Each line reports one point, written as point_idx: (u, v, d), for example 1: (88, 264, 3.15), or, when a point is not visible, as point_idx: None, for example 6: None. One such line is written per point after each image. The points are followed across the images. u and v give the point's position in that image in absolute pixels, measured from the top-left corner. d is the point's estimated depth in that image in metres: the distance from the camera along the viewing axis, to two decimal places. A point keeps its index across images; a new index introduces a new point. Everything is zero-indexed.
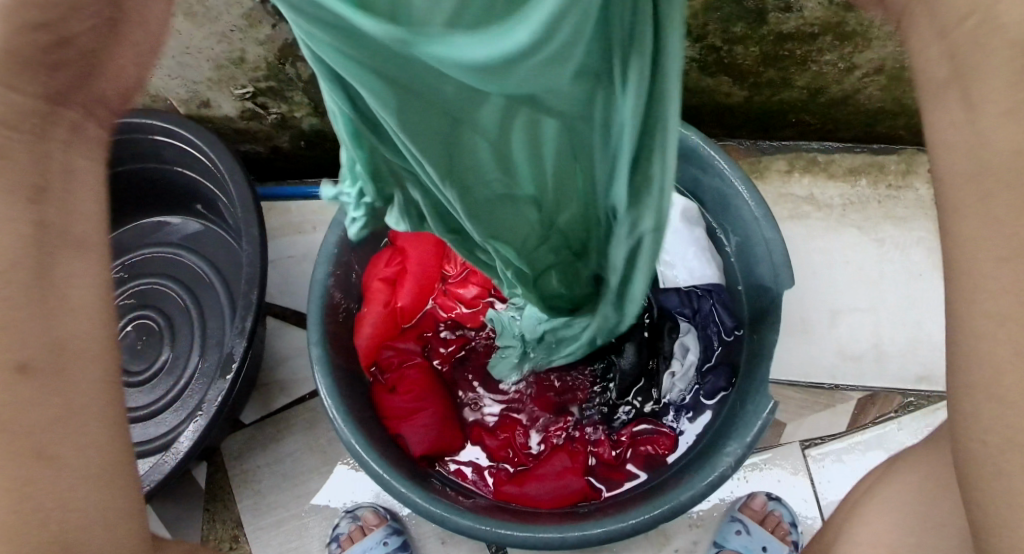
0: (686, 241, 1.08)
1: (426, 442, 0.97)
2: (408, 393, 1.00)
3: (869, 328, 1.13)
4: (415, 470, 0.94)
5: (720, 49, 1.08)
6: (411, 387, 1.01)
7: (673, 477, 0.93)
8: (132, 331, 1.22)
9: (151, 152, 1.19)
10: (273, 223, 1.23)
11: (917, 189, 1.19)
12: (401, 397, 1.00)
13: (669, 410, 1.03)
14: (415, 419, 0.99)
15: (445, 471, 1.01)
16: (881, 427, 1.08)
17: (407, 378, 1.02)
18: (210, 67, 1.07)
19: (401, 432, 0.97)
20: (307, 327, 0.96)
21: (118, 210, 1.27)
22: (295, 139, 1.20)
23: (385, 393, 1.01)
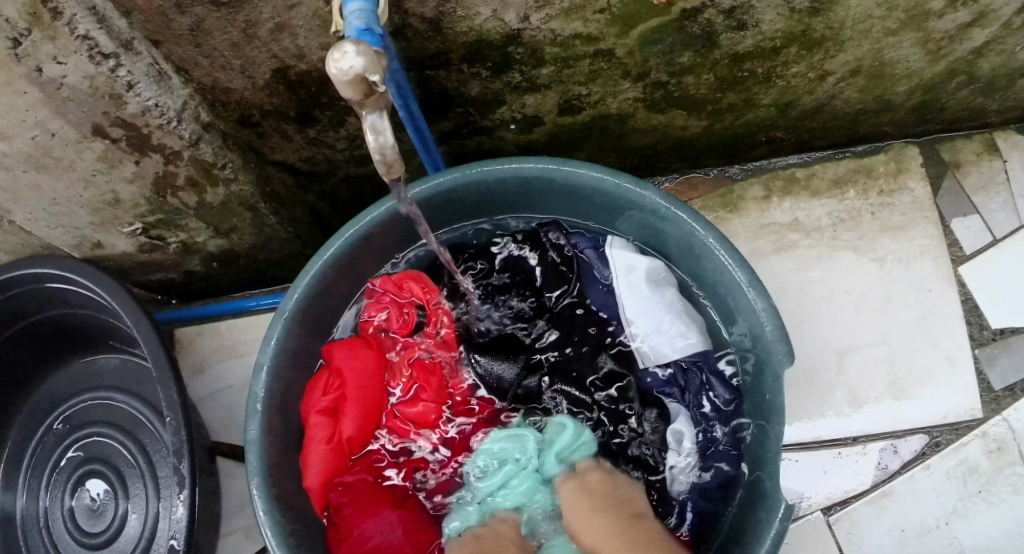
0: (660, 308, 0.95)
1: None
2: (356, 531, 0.88)
3: (881, 362, 1.01)
4: None
5: (666, 83, 0.92)
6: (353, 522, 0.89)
7: None
8: (84, 491, 1.12)
9: (59, 298, 1.07)
10: (205, 350, 1.10)
11: (913, 190, 1.04)
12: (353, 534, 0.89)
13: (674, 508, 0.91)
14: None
15: None
16: (909, 475, 0.98)
17: (356, 511, 0.90)
18: (86, 212, 0.95)
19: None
20: (251, 493, 0.86)
21: (42, 359, 1.15)
22: (208, 260, 1.06)
23: (342, 538, 0.89)
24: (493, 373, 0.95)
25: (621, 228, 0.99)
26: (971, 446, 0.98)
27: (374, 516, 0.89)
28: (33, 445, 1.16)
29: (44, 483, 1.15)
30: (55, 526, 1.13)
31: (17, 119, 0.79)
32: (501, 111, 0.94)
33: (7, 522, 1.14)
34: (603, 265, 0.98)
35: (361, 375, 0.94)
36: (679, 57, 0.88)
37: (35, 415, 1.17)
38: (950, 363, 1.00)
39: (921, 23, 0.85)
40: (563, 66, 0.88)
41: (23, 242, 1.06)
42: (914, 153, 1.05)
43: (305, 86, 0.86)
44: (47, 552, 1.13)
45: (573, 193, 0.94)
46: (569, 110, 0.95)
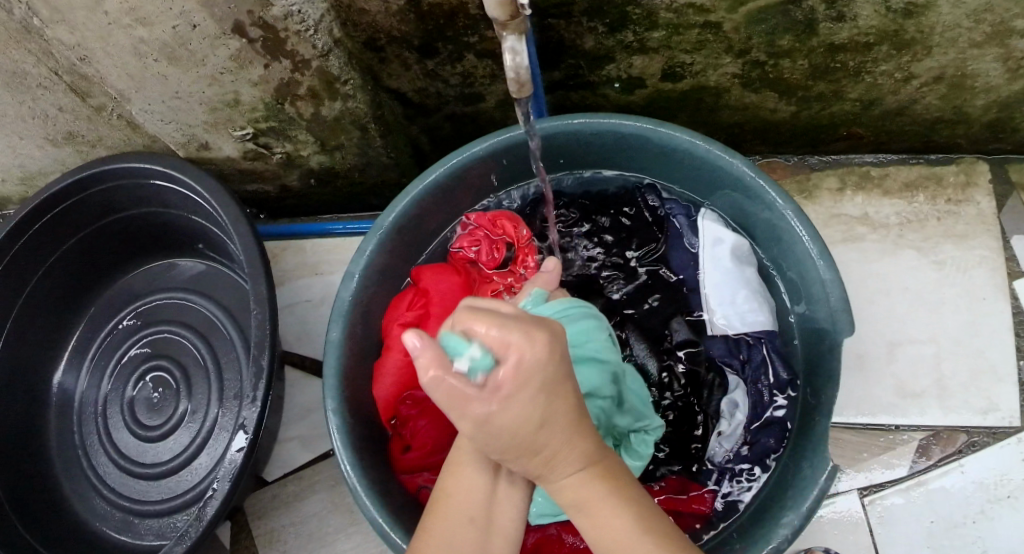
0: (737, 281, 0.99)
1: None
2: (430, 443, 0.96)
3: (933, 360, 1.05)
4: None
5: (764, 63, 0.98)
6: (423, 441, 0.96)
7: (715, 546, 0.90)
8: (146, 384, 1.17)
9: (156, 197, 1.12)
10: (288, 265, 1.15)
11: (979, 203, 1.09)
12: (426, 445, 0.96)
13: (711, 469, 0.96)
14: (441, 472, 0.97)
15: None
16: (944, 469, 1.01)
17: (428, 425, 0.96)
18: (203, 110, 1.00)
19: (421, 486, 0.96)
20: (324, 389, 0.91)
21: (129, 254, 1.22)
22: (305, 176, 1.12)
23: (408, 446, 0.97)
24: None
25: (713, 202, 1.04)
26: (1006, 450, 1.01)
27: (443, 432, 0.97)
28: (102, 336, 1.22)
29: (106, 373, 1.20)
30: (110, 415, 1.18)
31: (164, 7, 0.84)
32: (609, 68, 1.00)
33: (66, 406, 1.19)
34: (692, 233, 1.03)
35: (446, 298, 1.00)
36: (779, 40, 0.94)
37: (112, 304, 1.23)
38: (997, 372, 1.04)
39: (1005, 40, 0.92)
40: (673, 33, 0.93)
41: (130, 138, 1.13)
42: (984, 169, 1.10)
43: (433, 17, 0.91)
44: (100, 439, 1.17)
45: (666, 157, 1.00)
46: (670, 77, 1.01)
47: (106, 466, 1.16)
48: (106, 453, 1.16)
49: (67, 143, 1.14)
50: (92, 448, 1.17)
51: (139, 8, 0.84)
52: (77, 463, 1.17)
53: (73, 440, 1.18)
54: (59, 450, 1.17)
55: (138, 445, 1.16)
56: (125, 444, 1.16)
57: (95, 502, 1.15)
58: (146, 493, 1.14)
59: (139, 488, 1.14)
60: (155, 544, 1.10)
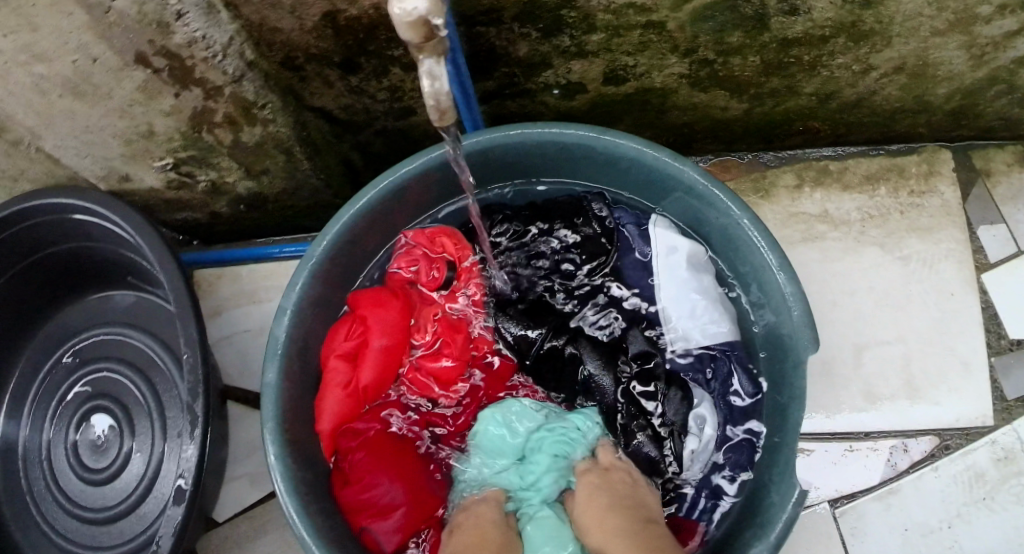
0: (695, 293, 0.95)
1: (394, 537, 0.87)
2: (366, 477, 0.88)
3: (899, 361, 1.01)
4: None
5: (711, 62, 0.92)
6: (362, 476, 0.89)
7: None
8: (90, 424, 1.12)
9: (81, 231, 1.06)
10: (224, 294, 1.10)
11: (942, 193, 1.04)
12: (365, 479, 0.88)
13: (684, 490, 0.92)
14: (381, 511, 0.88)
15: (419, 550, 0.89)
16: (917, 475, 0.97)
17: (368, 458, 0.89)
18: (118, 142, 0.93)
19: (362, 527, 0.88)
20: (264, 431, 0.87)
21: (60, 289, 1.16)
22: (234, 203, 1.05)
23: (348, 482, 0.90)
24: (515, 334, 0.96)
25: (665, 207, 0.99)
26: (980, 452, 0.98)
27: (384, 463, 0.89)
28: (43, 376, 1.16)
29: (49, 416, 1.15)
30: (56, 459, 1.13)
31: (58, 42, 0.77)
32: (546, 75, 0.93)
33: (10, 452, 1.14)
34: (644, 243, 0.98)
35: (384, 327, 0.94)
36: (728, 36, 0.88)
37: (47, 343, 1.17)
38: (966, 369, 1.01)
39: (969, 27, 0.86)
40: (613, 35, 0.87)
41: (50, 171, 1.06)
42: (947, 157, 1.05)
43: (353, 33, 0.84)
44: (47, 486, 1.12)
45: (612, 163, 0.94)
46: (613, 80, 0.94)
47: (54, 514, 1.11)
48: (55, 499, 1.11)
49: None
50: (40, 496, 1.12)
51: (33, 45, 0.76)
52: (25, 511, 1.12)
53: (20, 488, 1.12)
54: (7, 498, 1.12)
55: (85, 490, 1.11)
56: (72, 490, 1.11)
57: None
58: (98, 539, 1.09)
59: (89, 535, 1.10)
60: None
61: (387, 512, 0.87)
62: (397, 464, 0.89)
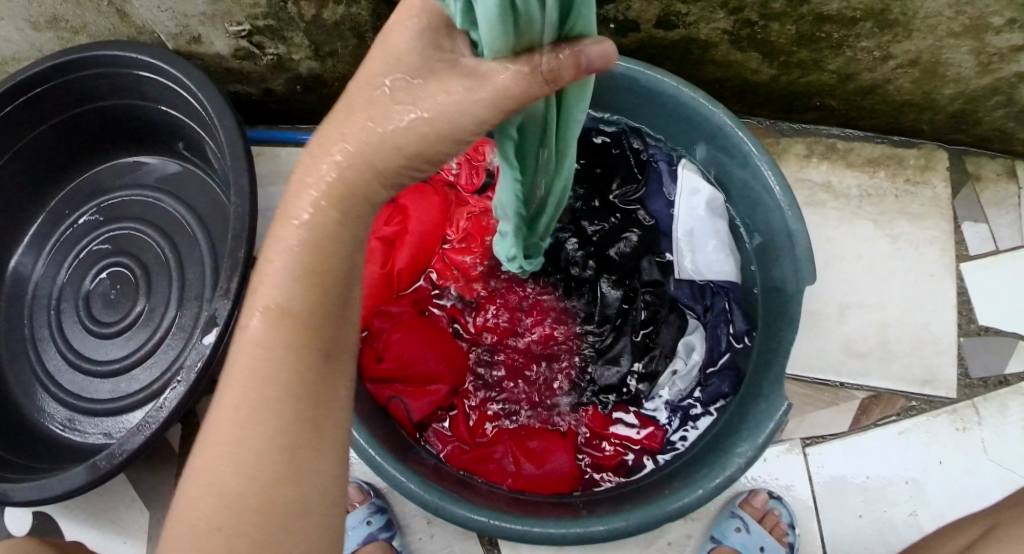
0: (708, 232, 1.01)
1: (425, 409, 0.95)
2: (405, 353, 0.96)
3: (879, 324, 1.10)
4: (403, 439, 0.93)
5: (754, 24, 1.02)
6: (397, 353, 0.96)
7: (658, 482, 0.91)
8: (104, 279, 1.16)
9: (137, 89, 1.11)
10: (262, 170, 1.14)
11: (934, 186, 1.16)
12: (402, 357, 0.96)
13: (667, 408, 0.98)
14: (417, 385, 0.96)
15: (435, 429, 0.97)
16: (881, 429, 1.06)
17: (403, 336, 0.97)
18: (205, 1, 0.99)
19: (389, 397, 0.95)
20: None
21: (99, 146, 1.20)
22: (291, 83, 1.12)
23: (379, 358, 0.97)
24: None
25: (695, 154, 1.05)
26: (939, 419, 1.07)
27: (418, 344, 0.97)
28: (63, 229, 1.21)
29: (64, 264, 1.19)
30: (65, 310, 1.16)
31: None
32: (607, 9, 1.01)
33: (19, 296, 1.18)
34: (671, 182, 1.05)
35: (423, 219, 1.02)
36: (773, 3, 0.98)
37: (75, 197, 1.21)
38: (937, 345, 1.10)
39: (980, 34, 0.98)
40: None
41: (115, 27, 1.10)
42: (942, 156, 1.17)
43: None
44: (51, 335, 1.16)
45: (650, 99, 1.01)
46: (664, 25, 1.03)
47: (54, 360, 1.15)
48: (56, 346, 1.15)
49: (45, 27, 1.11)
50: (43, 342, 1.16)
51: None
52: (24, 356, 1.16)
53: (22, 332, 1.16)
54: (8, 344, 1.16)
55: (89, 341, 1.14)
56: (77, 341, 1.15)
57: (42, 399, 1.14)
58: (95, 390, 1.13)
59: (88, 384, 1.13)
60: (101, 441, 1.10)
61: (421, 387, 0.96)
62: (431, 344, 0.97)
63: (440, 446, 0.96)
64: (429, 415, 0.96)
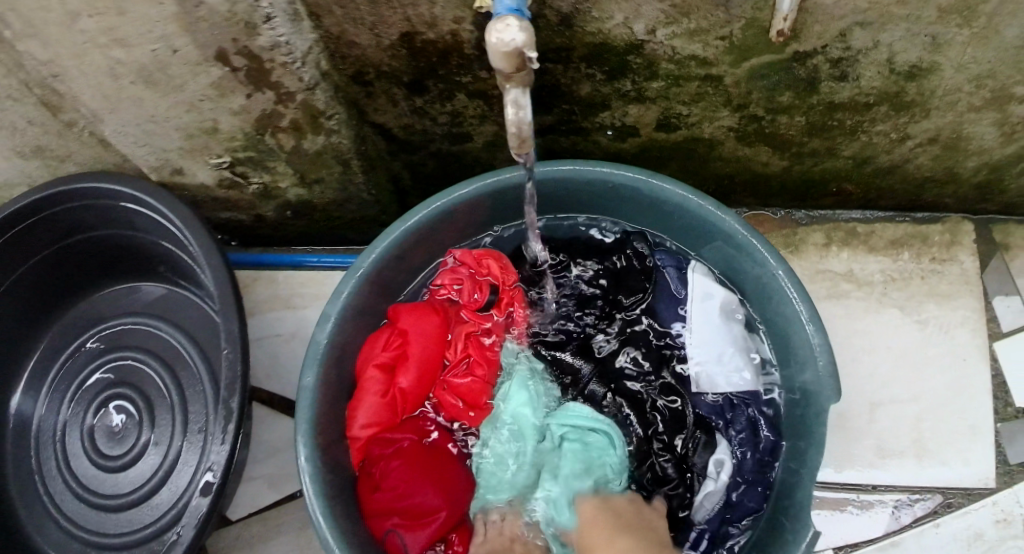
0: (724, 338, 0.99)
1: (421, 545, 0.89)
2: (403, 485, 0.91)
3: (912, 423, 1.04)
4: None
5: (761, 118, 0.96)
6: (397, 483, 0.91)
7: None
8: (109, 411, 1.13)
9: (124, 219, 1.07)
10: (259, 297, 1.12)
11: (962, 262, 1.09)
12: (401, 488, 0.91)
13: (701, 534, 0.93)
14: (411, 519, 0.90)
15: None
16: (920, 529, 1.00)
17: (402, 467, 0.92)
18: (180, 136, 0.94)
19: (388, 530, 0.89)
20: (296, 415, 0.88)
21: (91, 276, 1.17)
22: (283, 209, 1.07)
23: (377, 489, 0.92)
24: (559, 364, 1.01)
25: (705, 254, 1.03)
26: (981, 513, 1.01)
27: (419, 475, 0.92)
28: (64, 358, 1.17)
29: (65, 399, 1.15)
30: (70, 442, 1.14)
31: (143, 30, 0.77)
32: (602, 116, 0.97)
33: (22, 431, 1.14)
34: (681, 286, 1.02)
35: (423, 338, 0.98)
36: (779, 96, 0.93)
37: (71, 328, 1.18)
38: (974, 432, 1.04)
39: (1003, 105, 0.93)
40: (673, 84, 0.92)
41: (98, 156, 1.05)
42: (968, 228, 1.11)
43: (426, 56, 0.86)
44: (59, 468, 1.13)
45: (655, 206, 0.98)
46: (666, 127, 0.98)
47: (63, 496, 1.12)
48: (65, 481, 1.12)
49: (33, 157, 1.05)
50: (49, 477, 1.13)
51: (116, 29, 0.77)
52: (31, 491, 1.12)
53: (28, 466, 1.13)
54: (15, 476, 1.12)
55: (98, 476, 1.12)
56: (85, 476, 1.12)
57: (51, 537, 1.10)
58: (106, 526, 1.10)
59: (100, 520, 1.11)
60: None
61: (419, 522, 0.90)
62: (430, 476, 0.92)
63: None
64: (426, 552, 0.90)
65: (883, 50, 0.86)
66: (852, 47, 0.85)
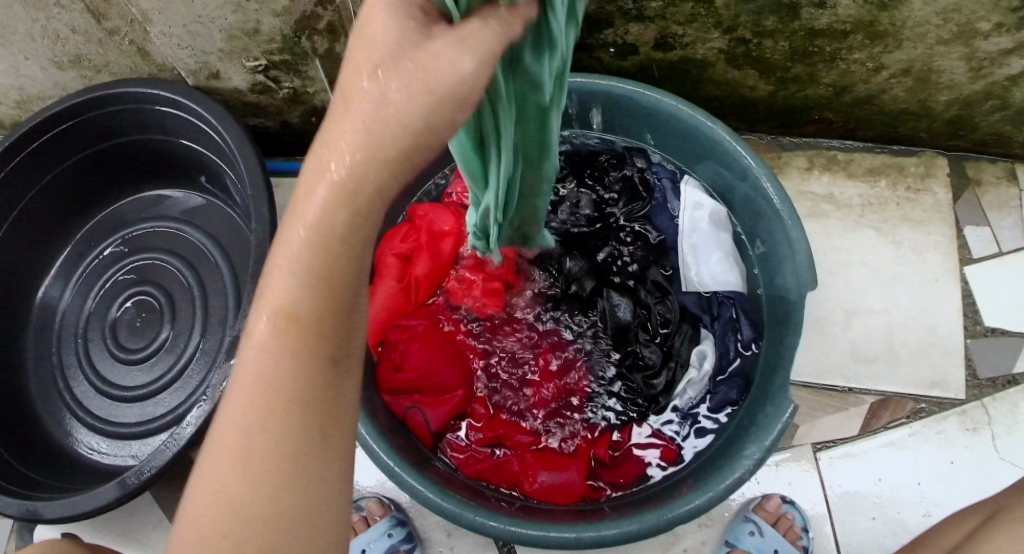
0: (712, 244, 1.05)
1: (439, 418, 0.99)
2: (421, 367, 1.00)
3: (885, 329, 1.12)
4: (421, 451, 0.97)
5: (748, 41, 1.06)
6: (416, 364, 1.00)
7: (674, 486, 0.94)
8: (129, 307, 1.21)
9: (156, 123, 1.16)
10: (282, 201, 1.21)
11: (935, 194, 1.18)
12: (420, 369, 1.00)
13: (683, 422, 1.01)
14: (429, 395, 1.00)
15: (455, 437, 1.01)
16: (892, 431, 1.08)
17: (420, 349, 1.01)
18: (222, 38, 1.03)
19: (409, 408, 0.99)
20: None
21: (124, 181, 1.26)
22: (307, 115, 1.18)
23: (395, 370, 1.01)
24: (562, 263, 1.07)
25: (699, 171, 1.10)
26: (951, 421, 1.08)
27: (436, 355, 1.01)
28: (89, 260, 1.26)
29: (92, 297, 1.24)
30: (93, 337, 1.21)
31: None
32: (607, 33, 1.07)
33: (51, 326, 1.23)
34: (674, 197, 1.10)
35: (436, 234, 1.07)
36: (765, 20, 1.02)
37: (101, 230, 1.27)
38: (943, 349, 1.12)
39: (969, 40, 1.01)
40: (669, 4, 1.01)
41: (136, 66, 1.15)
42: (942, 163, 1.20)
43: None
44: (79, 363, 1.21)
45: (651, 119, 1.06)
46: (662, 46, 1.09)
47: (82, 385, 1.20)
48: (84, 372, 1.20)
49: (69, 67, 1.17)
50: (71, 369, 1.21)
51: None
52: (51, 385, 1.20)
53: (52, 361, 1.21)
54: (35, 370, 1.21)
55: (116, 366, 1.19)
56: (104, 367, 1.20)
57: (69, 422, 1.18)
58: (122, 415, 1.17)
59: (117, 408, 1.18)
60: (129, 463, 1.14)
61: (437, 397, 1.00)
62: (447, 357, 1.01)
63: (457, 456, 0.99)
64: (445, 425, 1.00)
65: None
66: None
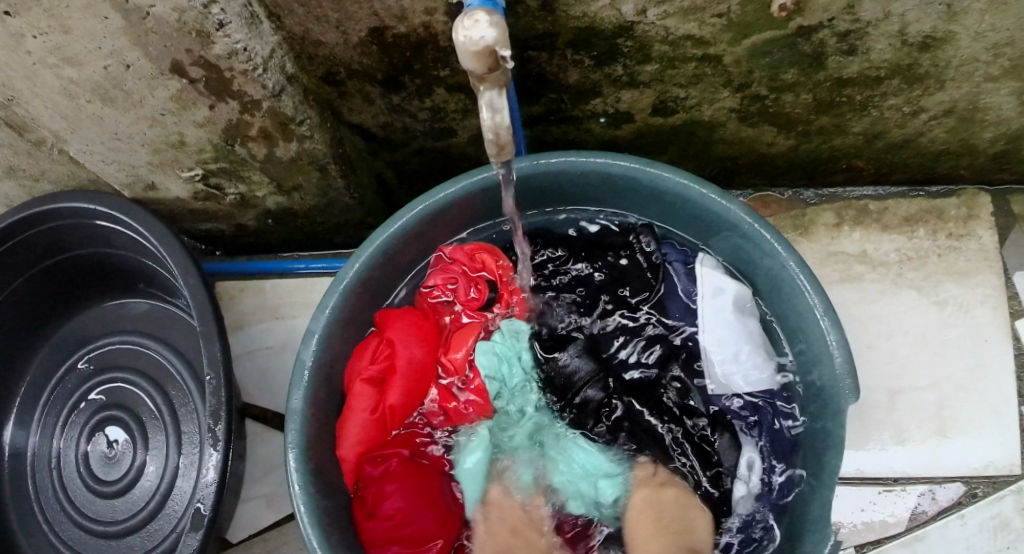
0: (738, 337, 0.92)
1: None
2: (397, 512, 0.87)
3: (933, 409, 0.98)
4: None
5: (764, 98, 0.90)
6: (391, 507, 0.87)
7: None
8: (102, 436, 1.09)
9: (102, 237, 1.02)
10: (246, 308, 1.07)
11: (981, 238, 1.03)
12: (395, 513, 0.86)
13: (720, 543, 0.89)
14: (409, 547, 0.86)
15: None
16: (943, 522, 0.94)
17: (396, 488, 0.88)
18: (147, 151, 0.88)
19: None
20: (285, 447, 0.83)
21: (78, 296, 1.13)
22: (262, 217, 1.03)
23: (370, 513, 0.87)
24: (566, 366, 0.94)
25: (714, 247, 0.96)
26: (1008, 500, 0.95)
27: (414, 494, 0.88)
28: (55, 381, 1.14)
29: (59, 423, 1.12)
30: (66, 468, 1.10)
31: (91, 45, 0.71)
32: (595, 103, 0.92)
33: (17, 459, 1.11)
34: (690, 281, 0.96)
35: (413, 349, 0.93)
36: (783, 74, 0.86)
37: (61, 348, 1.14)
38: (996, 415, 0.98)
39: None
40: (667, 67, 0.85)
41: (74, 172, 0.96)
42: (984, 201, 1.05)
43: (399, 51, 0.80)
44: (55, 493, 1.09)
45: (658, 197, 0.92)
46: (662, 111, 0.93)
47: (64, 521, 1.08)
48: (61, 506, 1.09)
49: (4, 175, 0.97)
50: (47, 503, 1.09)
51: (64, 47, 0.71)
52: (30, 517, 1.09)
53: (24, 490, 1.10)
54: (14, 500, 1.09)
55: (95, 502, 1.08)
56: (82, 500, 1.08)
57: None
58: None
59: (96, 547, 1.07)
60: None
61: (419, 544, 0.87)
62: (425, 496, 0.89)
63: None
64: None
65: (895, 21, 0.77)
66: (862, 18, 0.77)
